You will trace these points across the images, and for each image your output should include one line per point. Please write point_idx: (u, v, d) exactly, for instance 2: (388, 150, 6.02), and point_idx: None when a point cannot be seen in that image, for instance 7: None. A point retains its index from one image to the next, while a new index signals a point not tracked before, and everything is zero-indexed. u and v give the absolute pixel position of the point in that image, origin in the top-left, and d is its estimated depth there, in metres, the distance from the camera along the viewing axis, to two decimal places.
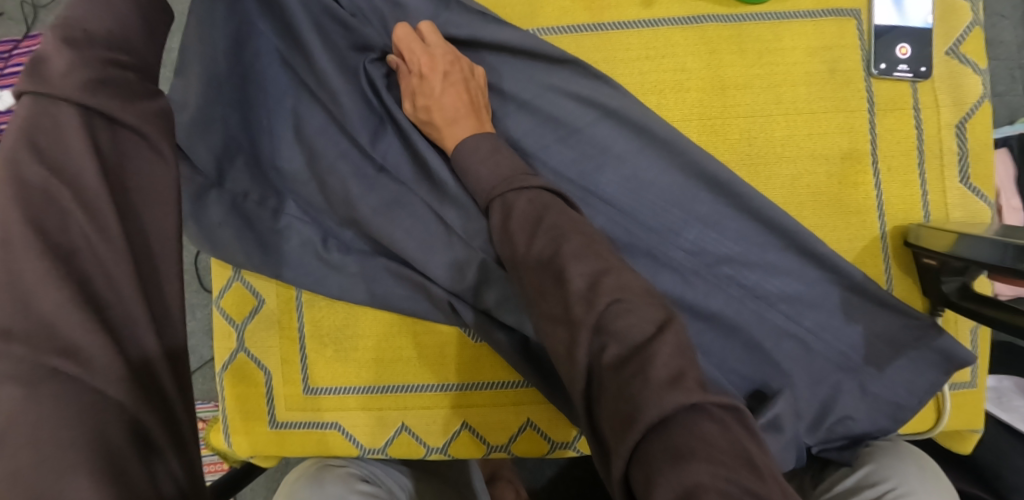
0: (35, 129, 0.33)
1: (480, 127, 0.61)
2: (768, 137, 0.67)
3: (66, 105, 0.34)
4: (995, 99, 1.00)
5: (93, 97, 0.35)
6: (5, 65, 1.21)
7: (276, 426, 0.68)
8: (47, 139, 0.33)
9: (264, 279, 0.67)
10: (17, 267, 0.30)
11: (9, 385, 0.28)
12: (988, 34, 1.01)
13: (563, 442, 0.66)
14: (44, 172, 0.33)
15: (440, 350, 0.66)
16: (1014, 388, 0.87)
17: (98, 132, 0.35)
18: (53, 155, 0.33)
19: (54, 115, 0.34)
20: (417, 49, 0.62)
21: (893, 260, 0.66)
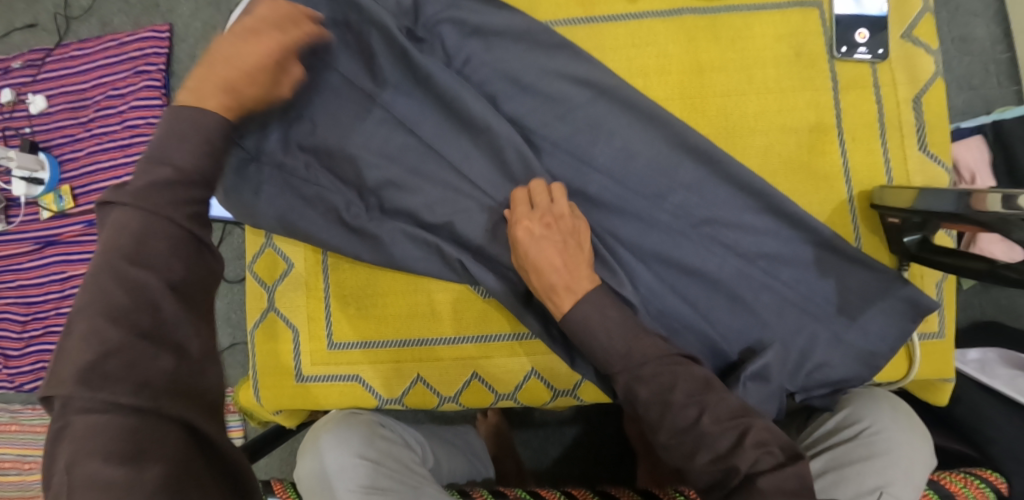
0: (125, 239, 0.46)
1: (563, 243, 0.65)
2: (742, 113, 0.74)
3: (143, 215, 0.46)
4: (971, 92, 1.08)
5: (165, 208, 0.47)
6: (38, 72, 1.30)
7: (302, 380, 0.75)
8: (136, 237, 0.46)
9: (295, 244, 0.75)
10: (99, 338, 0.43)
11: (86, 417, 0.42)
12: (962, 32, 1.09)
13: (565, 389, 0.73)
14: (126, 262, 0.45)
15: (452, 307, 0.73)
16: (998, 359, 0.92)
17: (174, 237, 0.47)
18: (138, 255, 0.45)
19: (135, 221, 0.46)
20: (516, 207, 0.67)
21: (860, 219, 0.73)
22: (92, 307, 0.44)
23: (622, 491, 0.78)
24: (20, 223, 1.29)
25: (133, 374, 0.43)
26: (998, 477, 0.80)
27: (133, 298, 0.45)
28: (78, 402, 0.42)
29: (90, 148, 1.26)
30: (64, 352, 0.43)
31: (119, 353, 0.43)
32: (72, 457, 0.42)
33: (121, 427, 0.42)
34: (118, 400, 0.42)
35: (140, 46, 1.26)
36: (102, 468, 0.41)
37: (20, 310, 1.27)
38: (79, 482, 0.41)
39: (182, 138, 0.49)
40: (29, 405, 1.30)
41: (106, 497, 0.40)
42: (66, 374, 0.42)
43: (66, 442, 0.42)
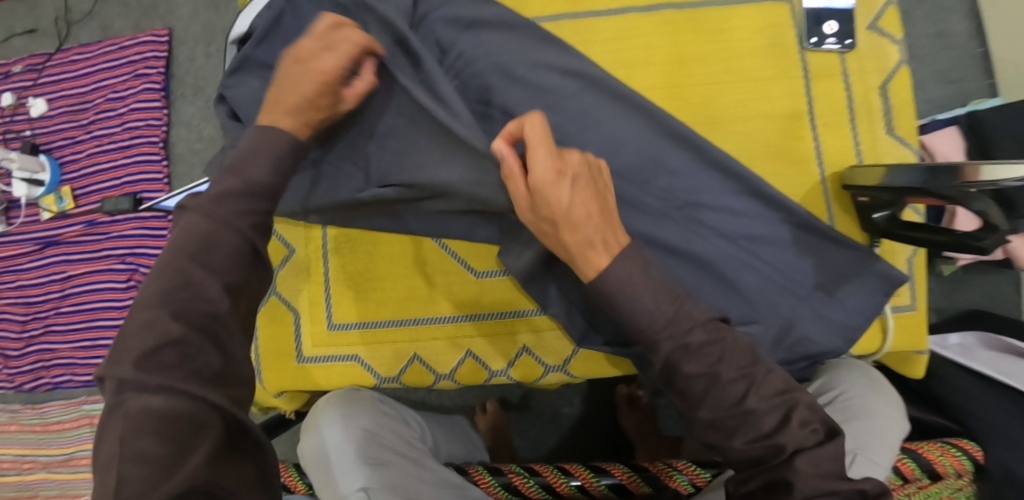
0: (192, 242, 0.51)
1: (587, 191, 0.57)
2: (721, 101, 0.78)
3: (199, 220, 0.52)
4: (949, 86, 1.13)
5: (216, 210, 0.52)
6: (39, 76, 1.33)
7: (304, 361, 0.78)
8: (189, 233, 0.52)
9: (297, 230, 0.80)
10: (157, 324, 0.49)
11: (143, 396, 0.47)
12: (938, 29, 1.14)
13: (555, 365, 0.76)
14: (182, 259, 0.51)
15: (448, 288, 0.77)
16: (978, 343, 0.95)
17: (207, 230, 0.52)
18: (195, 251, 0.51)
19: (190, 225, 0.52)
20: (534, 148, 0.56)
21: (834, 200, 0.77)
22: (154, 300, 0.50)
23: (613, 465, 0.79)
24: (22, 224, 1.32)
25: (187, 360, 0.48)
26: (975, 446, 0.82)
27: (193, 290, 0.50)
28: (136, 380, 0.47)
29: (90, 149, 1.29)
30: (125, 335, 0.49)
31: (177, 341, 0.48)
32: (124, 432, 0.46)
33: (175, 409, 0.47)
34: (171, 383, 0.47)
35: (140, 50, 1.30)
36: (156, 444, 0.46)
37: (21, 310, 1.29)
38: (130, 455, 0.45)
39: (263, 160, 0.56)
40: (29, 405, 1.32)
41: (163, 463, 0.45)
42: (128, 354, 0.48)
43: (120, 416, 0.47)
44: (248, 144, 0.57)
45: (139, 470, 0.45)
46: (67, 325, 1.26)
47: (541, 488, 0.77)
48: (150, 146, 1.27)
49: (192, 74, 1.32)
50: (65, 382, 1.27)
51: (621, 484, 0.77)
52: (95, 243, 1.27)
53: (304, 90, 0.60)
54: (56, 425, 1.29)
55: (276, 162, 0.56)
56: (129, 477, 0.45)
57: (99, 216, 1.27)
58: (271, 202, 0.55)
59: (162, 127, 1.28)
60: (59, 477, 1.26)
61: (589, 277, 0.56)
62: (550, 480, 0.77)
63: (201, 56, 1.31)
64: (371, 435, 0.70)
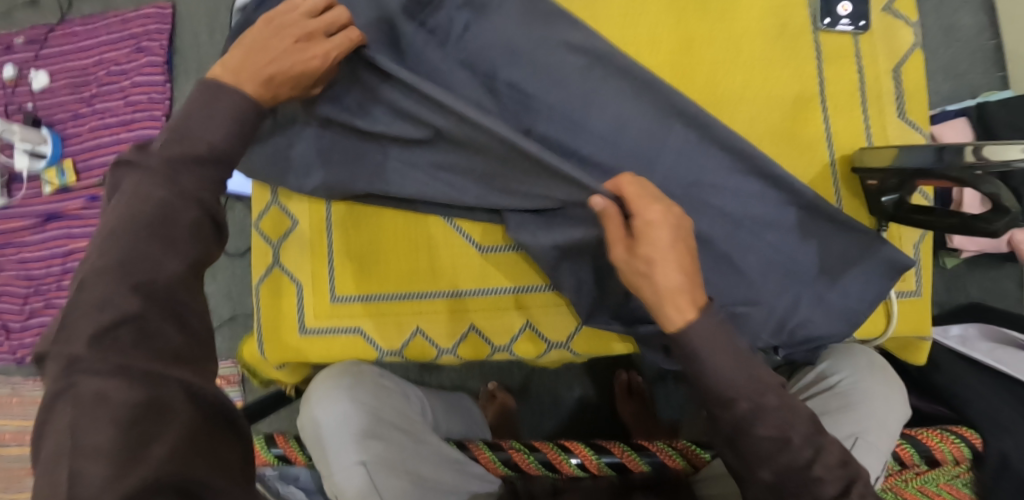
0: (150, 210, 0.47)
1: (676, 244, 0.57)
2: (730, 81, 0.78)
3: (155, 186, 0.48)
4: (958, 78, 1.12)
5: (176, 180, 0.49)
6: (41, 48, 1.32)
7: (306, 333, 0.79)
8: (143, 200, 0.47)
9: (300, 201, 0.79)
10: (111, 299, 0.43)
11: (95, 381, 0.40)
12: (950, 20, 1.13)
13: (558, 342, 0.77)
14: (137, 227, 0.46)
15: (451, 264, 0.77)
16: (979, 334, 0.94)
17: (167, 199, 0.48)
18: (154, 221, 0.47)
19: (147, 191, 0.48)
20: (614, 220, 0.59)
21: (841, 182, 0.77)
22: (108, 271, 0.45)
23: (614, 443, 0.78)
24: (23, 197, 1.31)
25: (150, 339, 0.43)
26: (975, 434, 0.80)
27: (151, 265, 0.45)
28: (89, 365, 0.41)
29: (92, 123, 1.28)
30: (72, 315, 0.43)
31: (134, 318, 0.43)
32: (76, 421, 0.39)
33: (137, 392, 0.40)
34: (131, 363, 0.41)
35: (143, 24, 1.28)
36: (115, 431, 0.39)
37: (21, 284, 1.29)
38: (85, 446, 0.39)
39: (218, 120, 0.52)
40: (29, 379, 1.31)
41: (123, 456, 0.39)
42: (79, 334, 0.42)
43: (68, 405, 0.40)
44: (197, 103, 0.53)
45: (93, 466, 0.38)
46: (67, 299, 1.26)
47: (541, 464, 0.76)
48: (151, 121, 1.26)
49: (196, 49, 1.31)
50: None
51: (622, 463, 0.76)
52: (96, 218, 1.26)
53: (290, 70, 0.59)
54: None
55: (236, 125, 0.53)
56: (84, 470, 0.38)
57: (101, 190, 1.26)
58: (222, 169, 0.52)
59: (164, 102, 1.27)
60: None
61: (673, 328, 0.55)
62: (550, 456, 0.76)
63: (205, 32, 1.30)
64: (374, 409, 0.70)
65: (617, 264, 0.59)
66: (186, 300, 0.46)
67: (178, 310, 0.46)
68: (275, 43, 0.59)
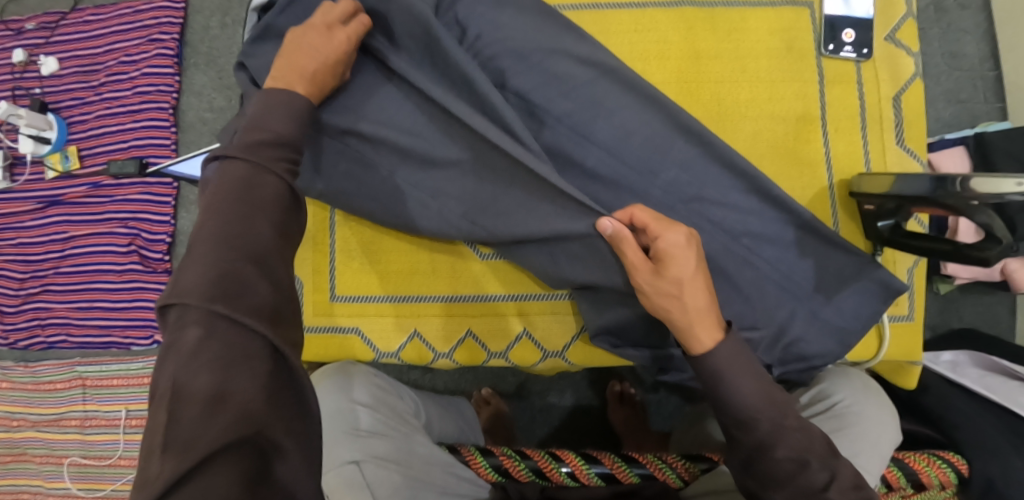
0: (236, 186, 0.51)
1: (693, 271, 0.59)
2: (734, 100, 0.79)
3: (246, 164, 0.53)
4: (959, 105, 1.13)
5: (259, 156, 0.54)
6: (52, 34, 1.33)
7: (305, 329, 0.80)
8: (232, 175, 0.52)
9: (307, 201, 0.80)
10: (212, 257, 0.48)
11: (194, 333, 0.45)
12: (953, 48, 1.14)
13: (554, 351, 0.78)
14: (232, 198, 0.51)
15: (451, 268, 0.78)
16: (969, 361, 0.96)
17: (254, 176, 0.53)
18: (244, 193, 0.51)
19: (235, 170, 0.53)
20: (628, 243, 0.61)
21: (839, 205, 0.78)
22: (211, 234, 0.49)
23: (604, 454, 0.80)
24: (25, 181, 1.31)
25: (243, 293, 0.47)
26: (959, 459, 0.81)
27: (246, 229, 0.50)
28: (194, 314, 0.45)
29: (99, 111, 1.28)
30: (181, 270, 0.48)
31: (233, 274, 0.47)
32: (181, 366, 0.44)
33: (227, 346, 0.45)
34: (230, 316, 0.45)
35: (155, 15, 1.29)
36: (210, 379, 0.43)
37: (19, 268, 1.29)
38: (186, 390, 0.43)
39: (280, 112, 0.58)
40: (21, 363, 1.31)
41: (216, 403, 0.43)
42: (188, 289, 0.46)
43: (173, 353, 0.44)
44: (259, 104, 0.58)
45: (191, 410, 0.42)
46: (65, 285, 1.26)
47: (531, 471, 0.77)
48: (159, 111, 1.27)
49: (207, 42, 1.31)
50: (58, 342, 1.27)
51: (611, 474, 0.77)
52: (97, 206, 1.26)
53: (327, 63, 0.65)
54: (47, 384, 1.29)
55: (294, 115, 0.58)
56: (184, 412, 0.42)
57: (104, 178, 1.26)
58: (296, 153, 0.57)
59: (172, 93, 1.28)
60: (48, 436, 1.27)
61: (700, 351, 0.59)
62: (540, 465, 0.77)
63: (216, 25, 1.31)
64: (375, 408, 0.71)
65: (640, 286, 0.62)
66: (273, 263, 0.50)
67: (267, 269, 0.50)
68: (310, 38, 0.64)
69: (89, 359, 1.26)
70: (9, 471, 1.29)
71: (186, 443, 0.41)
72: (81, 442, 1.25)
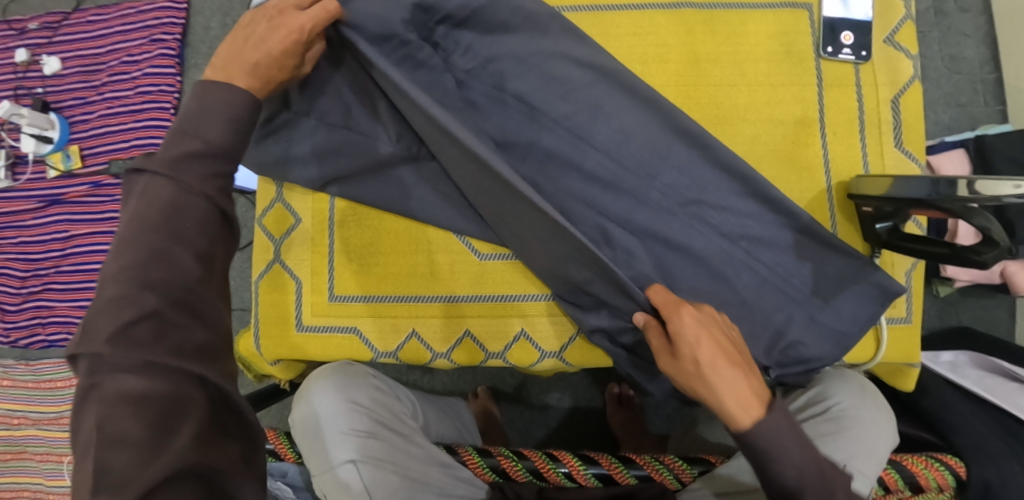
0: (157, 211, 0.50)
1: (714, 344, 0.58)
2: (733, 103, 0.79)
3: (164, 186, 0.50)
4: (958, 109, 1.14)
5: (179, 174, 0.51)
6: (54, 34, 1.33)
7: (302, 329, 0.80)
8: (152, 201, 0.50)
9: (305, 203, 0.81)
10: (132, 301, 0.47)
11: (117, 378, 0.46)
12: (952, 52, 1.15)
13: (551, 351, 0.78)
14: (154, 235, 0.49)
15: (449, 269, 0.78)
16: (969, 362, 0.96)
17: (177, 202, 0.50)
18: (167, 225, 0.50)
19: (156, 192, 0.50)
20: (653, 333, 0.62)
21: (837, 207, 0.78)
22: (123, 274, 0.48)
23: (601, 455, 0.80)
24: (26, 181, 1.32)
25: (164, 336, 0.47)
26: (957, 462, 0.80)
27: (166, 265, 0.49)
28: (109, 364, 0.46)
29: (100, 111, 1.29)
30: (95, 315, 0.47)
31: (150, 319, 0.47)
32: (104, 413, 0.45)
33: (147, 393, 0.46)
34: (150, 362, 0.46)
35: (157, 15, 1.30)
36: (134, 424, 0.45)
37: (20, 266, 1.30)
38: (110, 438, 0.44)
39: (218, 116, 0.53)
40: (22, 361, 1.31)
41: (144, 441, 0.44)
42: (98, 334, 0.46)
43: (96, 397, 0.46)
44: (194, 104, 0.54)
45: (121, 451, 0.44)
46: (65, 284, 1.27)
47: (529, 473, 0.77)
48: (159, 112, 1.27)
49: (209, 43, 1.32)
50: (59, 341, 1.28)
51: (608, 474, 0.77)
52: (98, 205, 1.27)
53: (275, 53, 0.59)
54: (47, 383, 1.29)
55: (233, 121, 0.54)
56: (110, 460, 0.44)
57: (105, 178, 1.27)
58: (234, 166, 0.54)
59: (174, 94, 1.29)
60: (48, 434, 1.27)
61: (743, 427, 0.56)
62: (538, 465, 0.77)
63: (218, 26, 1.32)
64: (373, 414, 0.71)
65: (670, 374, 0.60)
66: (205, 293, 0.50)
67: (189, 304, 0.49)
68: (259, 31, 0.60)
69: None
70: (9, 469, 1.29)
71: (118, 484, 0.43)
72: None
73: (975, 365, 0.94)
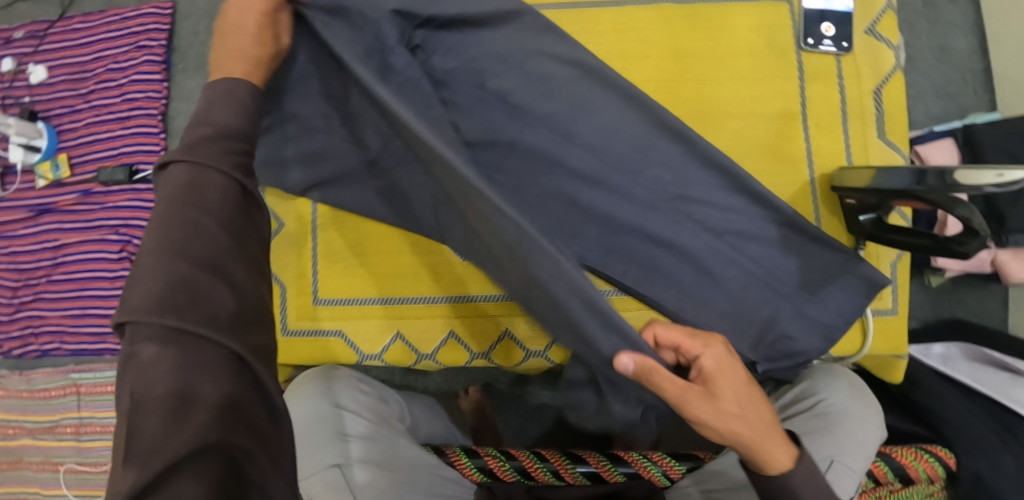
0: (179, 189, 0.50)
1: (746, 381, 0.58)
2: (716, 97, 0.79)
3: (183, 166, 0.50)
4: (947, 99, 1.13)
5: (198, 151, 0.51)
6: (40, 43, 1.33)
7: (289, 333, 0.80)
8: (174, 179, 0.50)
9: (288, 206, 0.81)
10: (164, 270, 0.47)
11: (150, 348, 0.45)
12: (941, 42, 1.14)
13: (537, 350, 0.78)
14: (182, 207, 0.49)
15: (434, 269, 0.78)
16: (961, 354, 0.94)
17: (200, 176, 0.50)
18: (193, 196, 0.50)
19: (181, 171, 0.50)
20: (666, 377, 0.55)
21: (821, 200, 0.78)
22: (155, 246, 0.48)
23: (589, 453, 0.80)
24: (17, 191, 1.32)
25: (196, 304, 0.46)
26: (947, 452, 0.82)
27: (192, 237, 0.48)
28: (145, 331, 0.45)
29: (88, 119, 1.29)
30: (132, 286, 0.47)
31: (183, 286, 0.46)
32: (139, 384, 0.44)
33: (181, 361, 0.44)
34: (180, 329, 0.45)
35: (142, 21, 1.29)
36: (171, 393, 0.44)
37: (12, 276, 1.30)
38: (147, 407, 0.43)
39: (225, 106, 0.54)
40: (16, 371, 1.31)
41: (174, 413, 0.43)
42: (135, 304, 0.46)
43: (132, 368, 0.45)
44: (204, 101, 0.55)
45: (152, 422, 0.43)
46: (57, 293, 1.26)
47: (517, 472, 0.77)
48: (147, 118, 1.27)
49: (196, 48, 1.32)
50: (53, 350, 1.28)
51: (597, 472, 0.77)
52: (88, 213, 1.27)
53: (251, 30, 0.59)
54: (42, 392, 1.29)
55: (242, 107, 0.55)
56: (143, 430, 0.43)
57: (95, 186, 1.27)
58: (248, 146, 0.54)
59: (161, 100, 1.28)
60: (44, 443, 1.27)
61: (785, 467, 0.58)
62: (525, 465, 0.77)
63: (205, 31, 1.32)
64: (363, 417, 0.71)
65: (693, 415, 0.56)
66: (235, 265, 0.49)
67: (222, 273, 0.49)
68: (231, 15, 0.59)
69: (84, 366, 1.27)
70: (7, 479, 1.29)
71: (150, 454, 0.42)
72: (76, 448, 1.26)
73: (967, 357, 0.92)
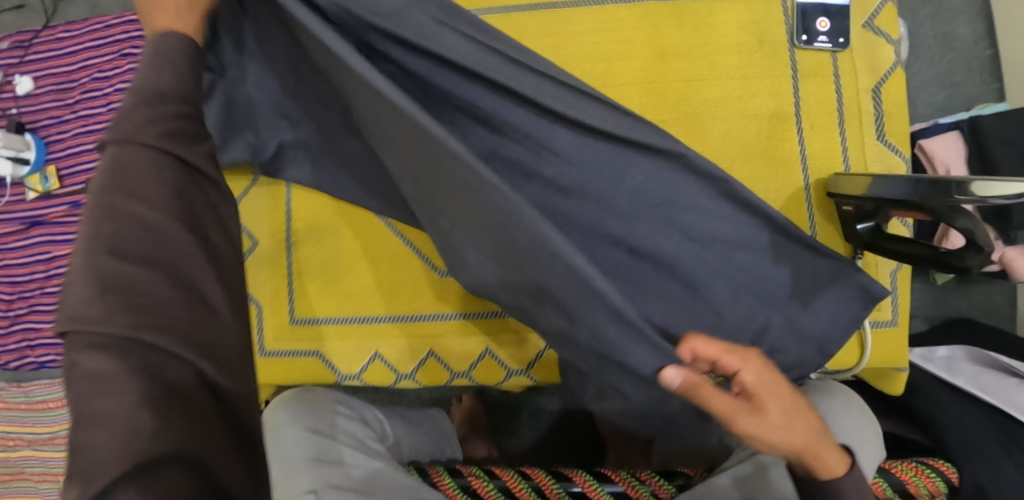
0: (108, 175, 0.45)
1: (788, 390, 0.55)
2: (704, 98, 0.75)
3: (118, 151, 0.46)
4: (952, 89, 1.08)
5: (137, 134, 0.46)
6: (26, 53, 1.32)
7: (266, 354, 0.78)
8: (109, 167, 0.45)
9: (262, 223, 0.79)
10: (101, 268, 0.42)
11: (89, 356, 0.40)
12: (945, 29, 1.08)
13: (518, 369, 0.76)
14: (123, 198, 0.44)
15: (413, 286, 0.76)
16: (966, 357, 0.91)
17: (137, 164, 0.46)
18: (131, 188, 0.45)
19: (116, 156, 0.46)
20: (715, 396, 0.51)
21: (816, 208, 0.74)
22: (90, 241, 0.43)
23: (574, 471, 0.78)
24: (7, 203, 1.31)
25: (141, 302, 0.42)
26: (949, 467, 0.76)
27: (134, 234, 0.44)
28: (82, 339, 0.40)
29: (75, 129, 1.27)
30: (64, 288, 0.42)
31: (126, 285, 0.42)
32: (81, 396, 0.39)
33: (128, 367, 0.40)
34: (123, 335, 0.40)
35: (125, 29, 1.27)
36: (117, 403, 0.39)
37: (5, 289, 1.29)
38: (90, 419, 0.38)
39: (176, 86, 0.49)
40: (13, 384, 1.30)
41: (124, 425, 0.38)
42: (69, 307, 0.41)
43: (71, 380, 0.40)
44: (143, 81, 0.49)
45: (101, 437, 0.38)
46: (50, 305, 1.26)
47: (499, 491, 0.75)
48: None
49: None
50: (49, 361, 1.28)
51: (582, 492, 0.75)
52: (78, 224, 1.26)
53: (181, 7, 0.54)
54: (39, 404, 1.29)
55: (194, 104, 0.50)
56: (88, 443, 0.38)
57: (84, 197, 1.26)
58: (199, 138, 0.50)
59: None
60: (44, 454, 1.27)
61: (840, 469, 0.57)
62: (508, 484, 0.75)
63: None
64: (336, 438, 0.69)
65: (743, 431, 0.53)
66: (191, 265, 0.46)
67: (174, 270, 0.45)
68: None
69: None
70: (8, 490, 1.30)
71: (89, 472, 0.36)
72: None
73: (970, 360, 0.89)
